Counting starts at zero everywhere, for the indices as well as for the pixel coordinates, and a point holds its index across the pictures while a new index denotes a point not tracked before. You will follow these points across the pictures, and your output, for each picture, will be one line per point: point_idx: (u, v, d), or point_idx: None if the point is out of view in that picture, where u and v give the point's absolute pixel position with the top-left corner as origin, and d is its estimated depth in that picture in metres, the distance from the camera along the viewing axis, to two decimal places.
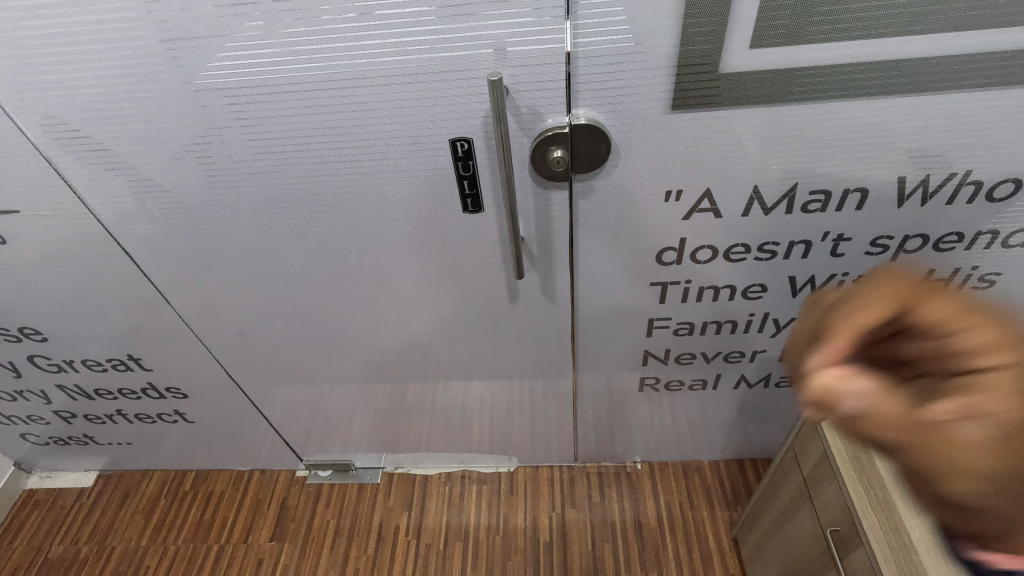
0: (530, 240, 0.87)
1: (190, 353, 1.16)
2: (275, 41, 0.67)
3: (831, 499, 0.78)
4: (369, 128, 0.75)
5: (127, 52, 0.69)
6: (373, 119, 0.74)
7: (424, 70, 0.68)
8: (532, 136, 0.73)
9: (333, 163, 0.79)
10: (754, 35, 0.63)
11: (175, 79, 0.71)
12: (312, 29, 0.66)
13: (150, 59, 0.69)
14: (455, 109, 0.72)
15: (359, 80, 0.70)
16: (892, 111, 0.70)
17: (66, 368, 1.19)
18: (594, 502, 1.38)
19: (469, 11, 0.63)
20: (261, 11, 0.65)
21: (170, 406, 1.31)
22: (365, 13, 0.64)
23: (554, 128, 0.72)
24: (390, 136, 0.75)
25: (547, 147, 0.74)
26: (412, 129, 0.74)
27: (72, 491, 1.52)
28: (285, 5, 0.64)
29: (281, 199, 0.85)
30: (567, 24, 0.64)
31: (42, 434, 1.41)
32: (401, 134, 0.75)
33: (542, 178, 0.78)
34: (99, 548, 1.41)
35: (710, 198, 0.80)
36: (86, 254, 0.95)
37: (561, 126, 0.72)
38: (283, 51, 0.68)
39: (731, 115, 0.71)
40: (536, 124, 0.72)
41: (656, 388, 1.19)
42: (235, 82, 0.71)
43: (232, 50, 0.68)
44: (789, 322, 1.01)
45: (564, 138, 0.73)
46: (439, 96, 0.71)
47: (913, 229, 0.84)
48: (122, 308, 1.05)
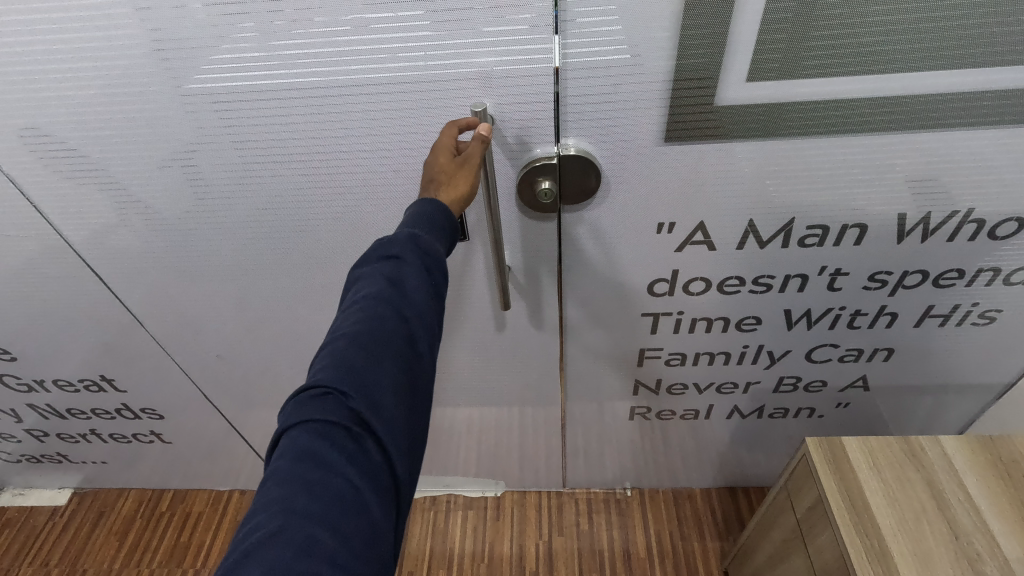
0: (518, 268, 0.84)
1: (166, 374, 1.12)
2: (265, 51, 0.63)
3: (825, 547, 0.75)
4: (353, 151, 0.72)
5: (95, 72, 0.65)
6: (356, 143, 0.71)
7: (413, 92, 0.65)
8: (521, 164, 0.71)
9: (314, 187, 0.76)
10: (751, 68, 0.61)
11: (149, 100, 0.68)
12: (303, 40, 0.62)
13: (120, 80, 0.66)
14: (446, 131, 0.69)
15: (344, 101, 0.67)
16: (893, 148, 0.67)
17: (37, 387, 1.15)
18: (582, 530, 1.34)
19: (465, 22, 0.59)
20: (252, 21, 0.61)
21: (146, 426, 1.27)
22: (357, 25, 0.60)
23: (542, 158, 0.69)
24: (375, 159, 0.72)
25: (534, 178, 0.71)
26: (399, 152, 0.71)
27: (45, 510, 1.48)
28: (273, 7, 0.60)
29: (259, 223, 0.82)
30: (569, 36, 0.60)
31: (14, 452, 1.36)
32: (388, 156, 0.72)
33: (529, 208, 0.75)
34: (69, 570, 1.37)
35: (704, 231, 0.78)
36: (56, 275, 0.91)
37: (550, 155, 0.69)
38: (272, 59, 0.63)
39: (727, 147, 0.68)
40: (524, 153, 0.70)
41: (646, 417, 1.16)
42: (221, 92, 0.67)
43: (219, 62, 0.64)
44: (784, 355, 0.98)
45: (552, 169, 0.70)
46: (428, 117, 0.68)
47: (912, 266, 0.81)
48: (94, 328, 1.01)
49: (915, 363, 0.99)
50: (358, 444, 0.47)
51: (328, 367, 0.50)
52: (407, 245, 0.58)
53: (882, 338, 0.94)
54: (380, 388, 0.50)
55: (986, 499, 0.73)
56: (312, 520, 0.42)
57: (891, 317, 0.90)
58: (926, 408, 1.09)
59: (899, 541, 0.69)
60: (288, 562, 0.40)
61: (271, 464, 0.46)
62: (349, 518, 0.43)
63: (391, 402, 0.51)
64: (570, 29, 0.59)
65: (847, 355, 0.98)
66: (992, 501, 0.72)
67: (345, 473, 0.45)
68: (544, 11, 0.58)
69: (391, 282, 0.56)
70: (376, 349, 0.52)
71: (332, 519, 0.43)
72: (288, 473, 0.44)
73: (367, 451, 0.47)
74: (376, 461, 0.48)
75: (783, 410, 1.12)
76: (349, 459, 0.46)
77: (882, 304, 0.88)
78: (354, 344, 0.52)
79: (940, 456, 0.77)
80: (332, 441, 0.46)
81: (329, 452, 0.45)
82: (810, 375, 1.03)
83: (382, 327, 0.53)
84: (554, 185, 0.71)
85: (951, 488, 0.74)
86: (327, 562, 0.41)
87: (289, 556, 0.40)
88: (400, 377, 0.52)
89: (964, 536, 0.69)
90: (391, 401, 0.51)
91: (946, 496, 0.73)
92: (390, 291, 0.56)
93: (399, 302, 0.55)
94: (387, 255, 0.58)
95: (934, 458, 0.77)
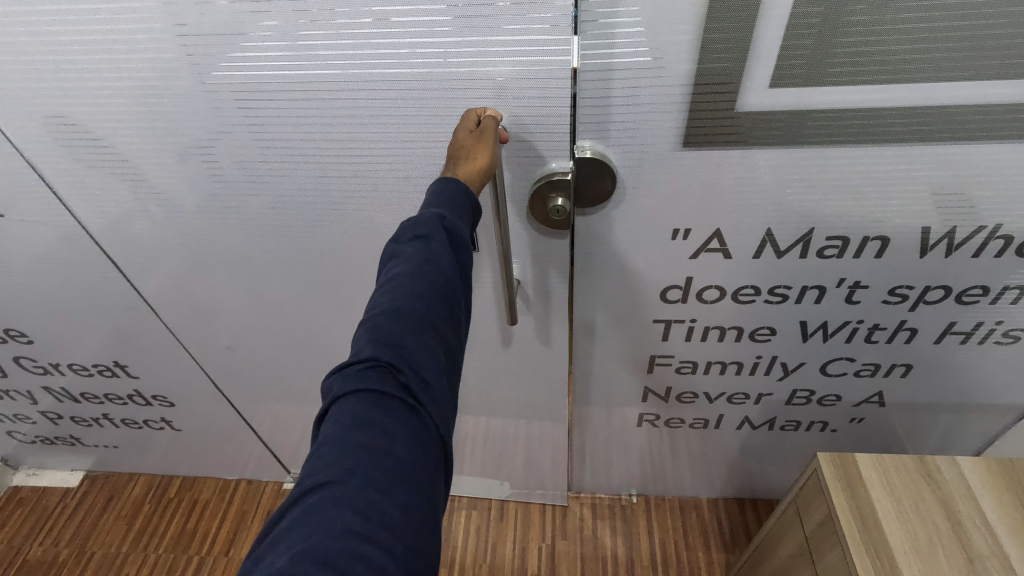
0: (526, 281, 0.85)
1: (178, 361, 1.13)
2: (288, 44, 0.62)
3: (834, 566, 0.73)
4: (368, 147, 0.71)
5: (114, 64, 0.66)
6: (372, 139, 0.70)
7: (432, 91, 0.65)
8: (534, 178, 0.71)
9: (329, 181, 0.76)
10: (773, 74, 0.59)
11: (168, 95, 0.68)
12: (325, 35, 0.61)
13: (140, 73, 0.66)
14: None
15: (363, 96, 0.66)
16: (918, 158, 0.65)
17: (53, 370, 1.16)
18: (587, 535, 1.33)
19: (485, 22, 0.58)
20: (274, 16, 0.60)
21: (157, 413, 1.29)
22: (379, 21, 0.60)
23: (558, 172, 0.70)
24: (390, 157, 0.72)
25: (549, 193, 0.71)
26: (415, 151, 0.71)
27: (57, 490, 1.51)
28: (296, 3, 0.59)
29: (274, 216, 0.82)
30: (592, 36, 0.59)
31: (29, 433, 1.39)
32: (405, 157, 0.72)
33: (541, 223, 0.76)
34: (78, 552, 1.39)
35: (720, 238, 0.76)
36: (73, 262, 0.92)
37: (564, 170, 0.70)
38: (295, 53, 0.63)
39: (747, 153, 0.66)
40: (539, 156, 0.69)
41: (655, 424, 1.15)
42: (242, 86, 0.67)
43: (242, 57, 0.64)
44: (798, 367, 0.96)
45: (565, 186, 0.70)
46: (446, 116, 0.67)
47: (934, 281, 0.79)
48: (110, 313, 1.02)
49: (934, 379, 0.96)
50: (413, 417, 0.47)
51: (376, 341, 0.49)
52: (434, 224, 0.57)
53: (899, 354, 0.92)
54: (429, 365, 0.50)
55: (1003, 525, 0.70)
56: (374, 487, 0.42)
57: (910, 333, 0.88)
58: (942, 427, 1.06)
59: (912, 564, 0.67)
60: (351, 524, 0.40)
61: (325, 431, 0.46)
62: (407, 489, 0.43)
63: (439, 382, 0.50)
64: (587, 34, 0.59)
65: (863, 370, 0.96)
66: (1010, 527, 0.70)
67: (401, 444, 0.45)
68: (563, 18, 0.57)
69: (424, 261, 0.55)
70: (418, 325, 0.51)
71: (392, 488, 0.43)
72: (344, 440, 0.44)
73: (420, 422, 0.47)
74: (429, 434, 0.47)
75: (794, 423, 1.10)
76: (407, 431, 0.46)
77: (901, 319, 0.85)
78: (395, 319, 0.51)
79: (957, 479, 0.75)
80: (386, 411, 0.46)
81: (386, 421, 0.45)
82: (825, 388, 1.00)
83: (421, 302, 0.52)
84: (567, 201, 0.71)
85: (967, 511, 0.72)
86: (386, 531, 0.41)
87: (351, 520, 0.40)
88: (441, 354, 0.52)
89: (979, 562, 0.67)
90: (439, 379, 0.50)
91: (962, 519, 0.71)
92: (425, 271, 0.54)
93: (434, 278, 0.54)
94: (416, 235, 0.57)
95: (950, 479, 0.75)
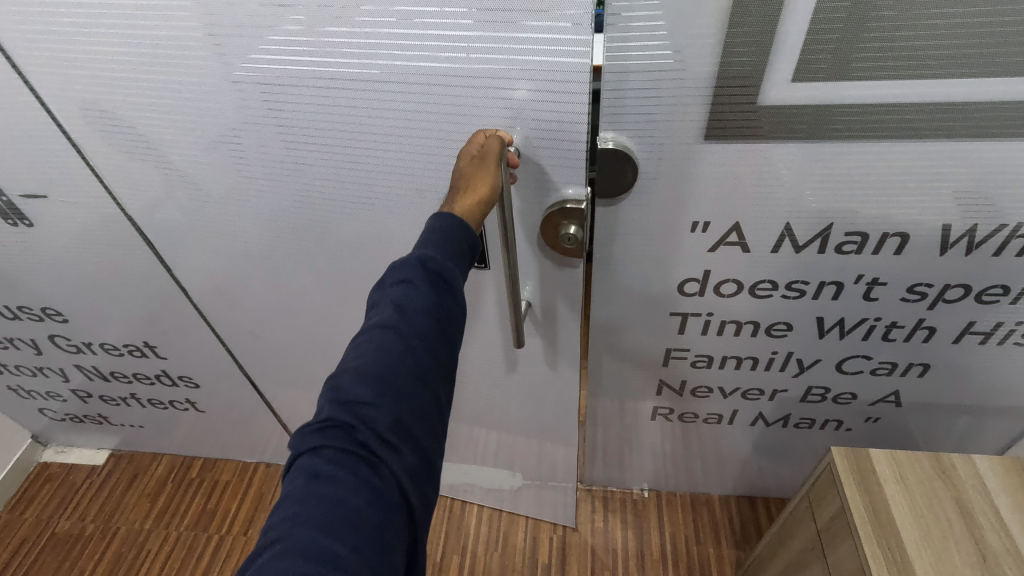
0: (533, 303, 0.88)
1: (204, 344, 1.16)
2: (315, 38, 0.64)
3: (845, 558, 0.74)
4: (392, 140, 0.73)
5: (148, 56, 0.68)
6: (396, 133, 0.72)
7: (454, 87, 0.65)
8: (549, 202, 0.75)
9: (354, 172, 0.78)
10: (797, 68, 0.60)
11: (199, 86, 0.70)
12: (350, 30, 0.62)
13: (172, 65, 0.69)
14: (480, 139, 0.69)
15: (387, 91, 0.67)
16: (941, 154, 0.66)
17: (85, 349, 1.20)
18: (597, 527, 1.34)
19: (508, 20, 0.59)
20: (303, 11, 0.62)
21: (182, 394, 1.32)
22: (402, 17, 0.60)
23: (572, 200, 0.73)
24: (413, 151, 0.73)
25: (563, 219, 0.75)
26: (435, 147, 0.72)
27: (84, 468, 1.56)
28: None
29: (300, 204, 0.84)
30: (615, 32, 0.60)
31: (59, 411, 1.44)
32: (425, 154, 0.73)
33: (552, 247, 0.79)
34: (103, 527, 1.44)
35: (739, 232, 0.77)
36: (109, 243, 0.95)
37: (578, 198, 0.73)
38: (322, 48, 0.65)
39: (768, 147, 0.67)
40: (555, 160, 0.70)
41: (668, 418, 1.16)
42: (270, 78, 0.69)
43: (271, 50, 0.66)
44: (813, 364, 0.97)
45: (577, 214, 0.74)
46: (467, 113, 0.67)
47: (953, 279, 0.79)
48: (141, 294, 1.06)
49: (951, 380, 0.96)
50: (371, 470, 0.49)
51: (339, 397, 0.52)
52: (416, 269, 0.59)
53: (917, 353, 0.92)
54: (391, 416, 0.52)
55: (1018, 523, 0.70)
56: (325, 536, 0.44)
57: (928, 332, 0.88)
58: (959, 429, 1.06)
59: (923, 558, 0.68)
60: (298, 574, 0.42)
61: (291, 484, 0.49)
62: (360, 537, 0.45)
63: (401, 432, 0.52)
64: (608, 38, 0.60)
65: (880, 368, 0.96)
66: None
67: (356, 495, 0.47)
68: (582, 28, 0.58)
69: (398, 309, 0.57)
70: (382, 376, 0.53)
71: (343, 538, 0.45)
72: (302, 492, 0.47)
73: (378, 474, 0.49)
74: (387, 484, 0.49)
75: (808, 421, 1.11)
76: (362, 483, 0.48)
77: (919, 318, 0.85)
78: (360, 371, 0.53)
79: (972, 476, 0.75)
80: (342, 465, 0.49)
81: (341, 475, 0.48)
82: (840, 387, 1.01)
83: (388, 352, 0.54)
84: (579, 229, 0.75)
85: (981, 508, 0.72)
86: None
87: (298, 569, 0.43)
88: (406, 403, 0.53)
89: (992, 558, 0.67)
90: (403, 428, 0.52)
91: (976, 516, 0.71)
92: (395, 320, 0.56)
93: (405, 327, 0.56)
94: (399, 280, 0.59)
95: (965, 477, 0.75)
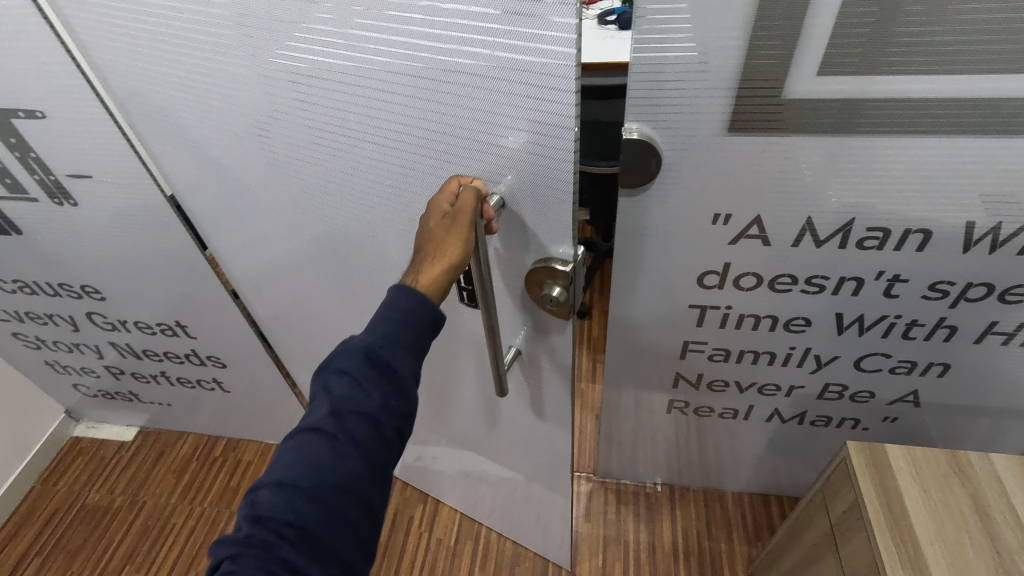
0: (522, 350, 0.86)
1: (233, 325, 1.20)
2: (344, 33, 0.57)
3: (857, 551, 0.75)
4: (425, 150, 0.64)
5: (184, 43, 0.66)
6: (428, 142, 0.63)
7: (487, 97, 0.56)
8: (533, 258, 0.70)
9: (388, 179, 0.70)
10: (823, 62, 0.60)
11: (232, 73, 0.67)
12: (379, 24, 0.54)
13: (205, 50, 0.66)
14: (465, 155, 0.62)
15: (416, 95, 0.59)
16: (966, 150, 0.66)
17: (120, 327, 1.25)
18: (610, 519, 1.36)
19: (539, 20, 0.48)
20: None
21: (209, 374, 1.37)
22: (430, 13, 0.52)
23: (557, 260, 0.68)
24: (448, 164, 0.64)
25: (547, 279, 0.70)
26: (460, 163, 0.63)
27: (114, 443, 1.62)
28: None
29: (334, 204, 0.79)
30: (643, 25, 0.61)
31: (92, 387, 1.49)
32: (450, 170, 0.65)
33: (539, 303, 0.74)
34: (131, 500, 1.50)
35: (760, 225, 0.78)
36: (147, 225, 0.99)
37: (565, 257, 0.67)
38: (351, 44, 0.58)
39: (791, 140, 0.68)
40: (539, 213, 0.65)
41: (684, 412, 1.17)
42: (301, 71, 0.63)
43: (300, 42, 0.60)
44: (832, 360, 0.97)
45: (562, 274, 0.68)
46: (502, 128, 0.58)
47: (977, 278, 0.78)
48: (175, 275, 1.10)
49: (971, 381, 0.95)
50: None
51: (264, 505, 0.57)
52: (360, 362, 0.61)
53: (937, 352, 0.91)
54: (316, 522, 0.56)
55: None
56: None
57: (949, 331, 0.87)
58: (980, 431, 1.05)
59: (936, 552, 0.68)
60: None
61: None
62: None
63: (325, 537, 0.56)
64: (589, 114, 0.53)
65: (898, 367, 0.96)
66: None
67: None
68: (560, 41, 0.48)
69: (331, 414, 0.59)
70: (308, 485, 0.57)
71: None
72: None
73: None
74: None
75: (825, 419, 1.11)
76: None
77: (940, 316, 0.85)
78: (288, 479, 0.57)
79: (989, 474, 0.75)
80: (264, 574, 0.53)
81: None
82: (858, 384, 1.01)
83: (315, 460, 0.58)
84: (563, 290, 0.69)
85: (997, 505, 0.72)
86: None
87: None
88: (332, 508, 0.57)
89: (1007, 555, 0.67)
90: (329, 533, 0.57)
91: (991, 513, 0.71)
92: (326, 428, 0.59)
93: (336, 436, 0.59)
94: (340, 376, 0.61)
95: (982, 475, 0.75)
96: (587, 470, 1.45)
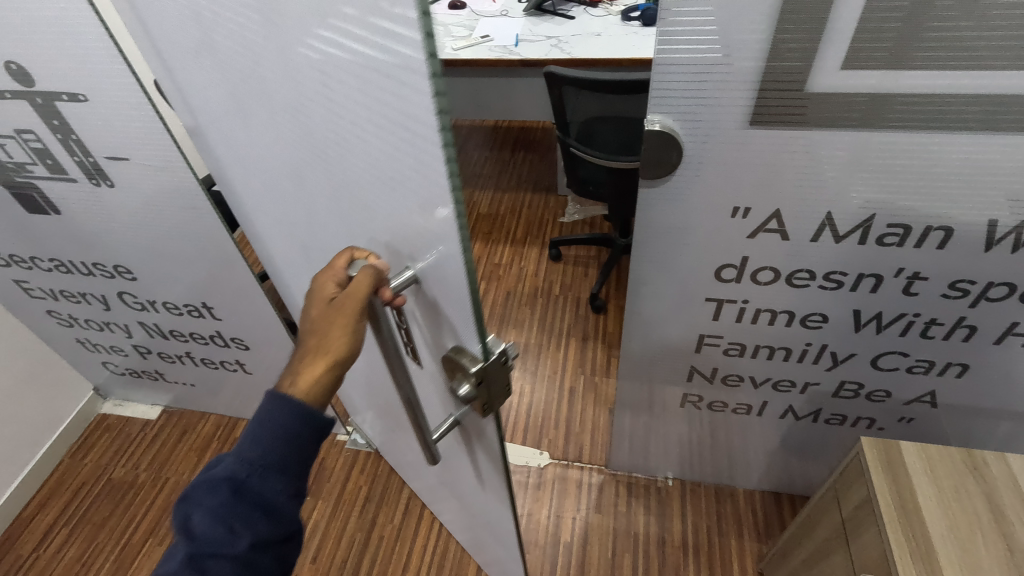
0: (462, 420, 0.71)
1: (257, 308, 1.23)
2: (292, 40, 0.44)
3: (868, 546, 0.75)
4: (395, 196, 0.49)
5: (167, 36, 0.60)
6: (393, 186, 0.48)
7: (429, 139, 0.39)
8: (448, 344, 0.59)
9: (371, 223, 0.57)
10: (847, 56, 0.60)
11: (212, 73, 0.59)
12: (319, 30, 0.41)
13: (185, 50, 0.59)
14: (407, 199, 0.48)
15: (372, 125, 0.44)
16: (991, 147, 0.65)
17: (149, 307, 1.29)
18: (620, 511, 1.37)
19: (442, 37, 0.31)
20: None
21: (232, 355, 1.41)
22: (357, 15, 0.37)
23: (465, 356, 0.56)
24: (417, 218, 0.49)
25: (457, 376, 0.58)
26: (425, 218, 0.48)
27: (139, 421, 1.67)
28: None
29: (332, 232, 0.67)
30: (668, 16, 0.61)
31: (120, 365, 1.54)
32: (418, 221, 0.49)
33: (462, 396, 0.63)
34: (155, 477, 1.55)
35: (779, 219, 0.78)
36: (179, 208, 1.03)
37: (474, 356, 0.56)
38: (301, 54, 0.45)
39: (813, 134, 0.69)
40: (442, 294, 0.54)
41: (697, 406, 1.18)
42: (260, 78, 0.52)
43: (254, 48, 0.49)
44: (848, 358, 0.97)
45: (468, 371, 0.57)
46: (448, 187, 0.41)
47: (999, 277, 0.78)
48: (203, 257, 1.13)
49: (991, 383, 0.94)
50: None
51: None
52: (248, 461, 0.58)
53: (956, 352, 0.91)
54: None
55: None
56: None
57: (969, 331, 0.87)
58: (999, 433, 1.04)
59: (948, 548, 0.68)
60: None
61: None
62: None
63: None
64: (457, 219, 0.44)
65: (916, 366, 0.95)
66: None
67: None
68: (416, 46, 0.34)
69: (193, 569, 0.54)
70: None
71: None
72: None
73: None
74: None
75: (840, 417, 1.11)
76: None
77: (960, 315, 0.85)
78: None
79: (1006, 475, 0.74)
80: None
81: None
82: (875, 383, 1.01)
83: None
84: (469, 391, 0.57)
85: (1013, 505, 0.72)
86: None
87: None
88: None
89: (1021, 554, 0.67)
90: None
91: (1007, 513, 0.71)
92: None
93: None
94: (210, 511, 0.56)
95: (999, 474, 0.75)
96: (599, 462, 1.46)
